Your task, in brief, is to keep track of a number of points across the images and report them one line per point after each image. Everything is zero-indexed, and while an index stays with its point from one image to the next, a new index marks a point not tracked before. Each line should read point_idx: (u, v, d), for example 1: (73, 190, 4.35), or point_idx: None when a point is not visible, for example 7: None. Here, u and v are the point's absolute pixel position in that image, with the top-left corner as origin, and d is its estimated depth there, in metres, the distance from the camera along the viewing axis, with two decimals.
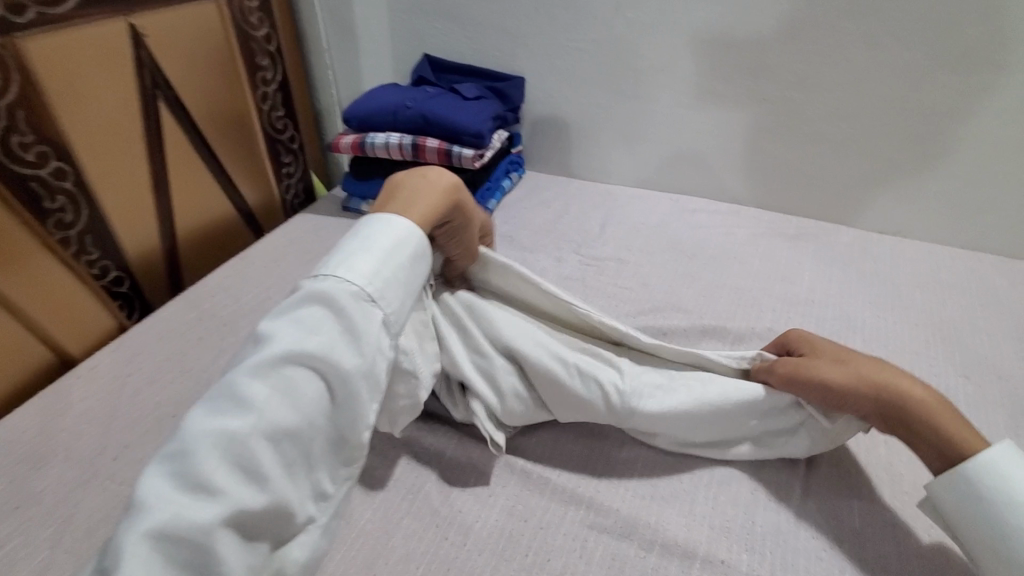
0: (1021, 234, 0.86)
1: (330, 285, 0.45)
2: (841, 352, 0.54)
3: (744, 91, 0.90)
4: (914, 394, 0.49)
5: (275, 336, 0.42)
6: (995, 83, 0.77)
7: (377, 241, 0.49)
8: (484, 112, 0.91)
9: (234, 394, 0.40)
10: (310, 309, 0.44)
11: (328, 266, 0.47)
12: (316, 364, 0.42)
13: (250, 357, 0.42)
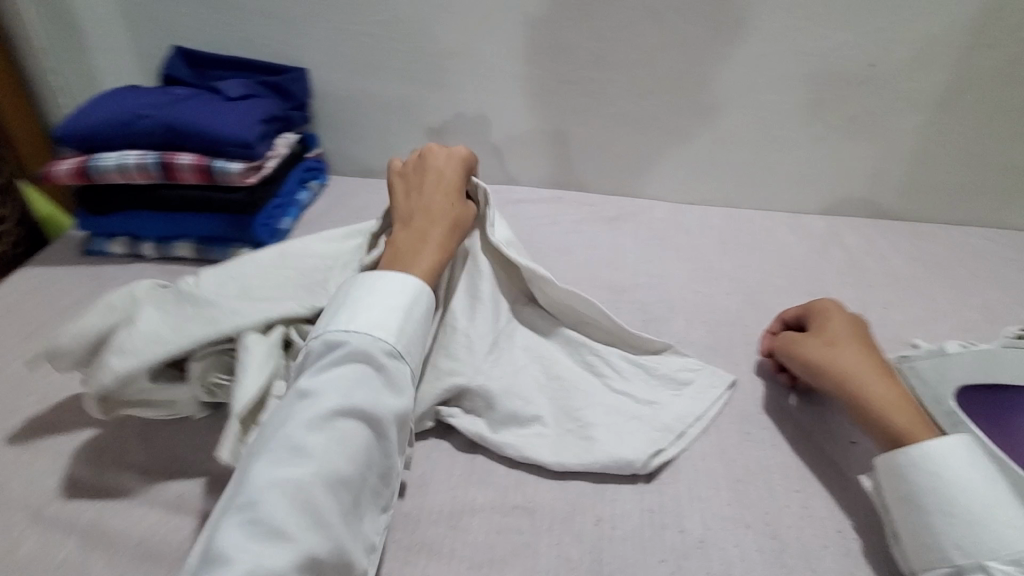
0: (808, 190, 0.92)
1: (368, 343, 0.46)
2: (848, 331, 0.57)
3: (545, 72, 0.86)
4: (867, 385, 0.51)
5: (322, 391, 0.43)
6: (767, 51, 0.80)
7: (394, 296, 0.50)
8: (251, 116, 0.75)
9: (291, 448, 0.40)
10: (350, 367, 0.45)
11: (358, 319, 0.47)
12: (366, 418, 0.43)
13: (298, 412, 0.42)
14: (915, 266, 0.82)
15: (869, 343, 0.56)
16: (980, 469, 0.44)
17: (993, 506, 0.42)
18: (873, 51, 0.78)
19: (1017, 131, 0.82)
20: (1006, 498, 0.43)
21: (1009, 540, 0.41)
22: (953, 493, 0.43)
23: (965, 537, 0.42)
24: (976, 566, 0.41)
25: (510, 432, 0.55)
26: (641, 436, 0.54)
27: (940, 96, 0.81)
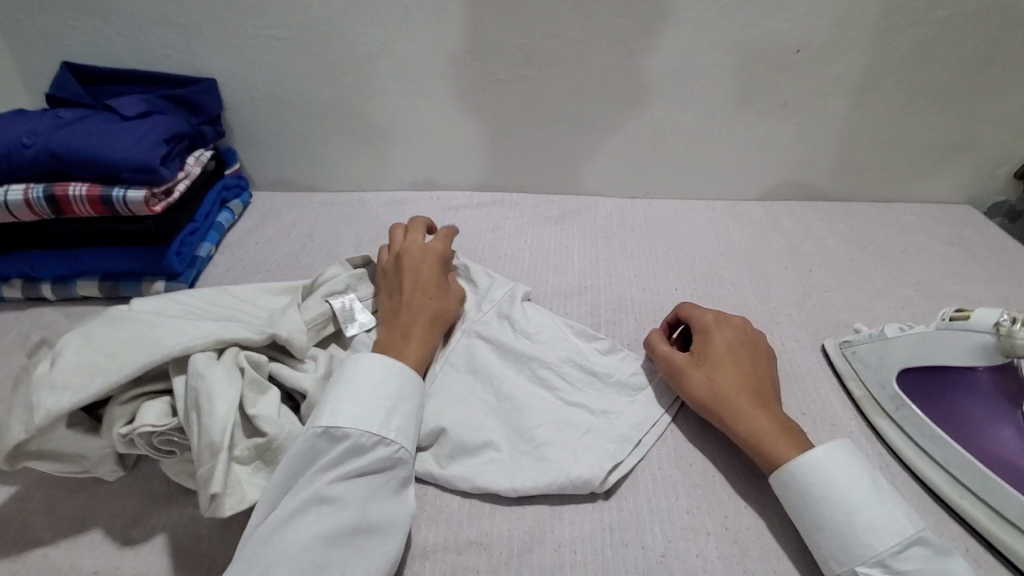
0: (746, 176, 0.93)
1: (391, 452, 0.47)
2: (729, 357, 0.55)
3: (473, 72, 0.82)
4: (752, 419, 0.50)
5: (347, 504, 0.43)
6: (695, 40, 0.79)
7: (410, 398, 0.51)
8: (150, 137, 0.68)
9: (315, 565, 0.40)
10: (371, 476, 0.46)
11: (382, 420, 0.48)
12: (382, 530, 0.44)
13: (322, 522, 0.42)
14: (849, 246, 0.84)
15: (748, 367, 0.55)
16: (837, 472, 0.45)
17: (852, 509, 0.43)
18: (798, 37, 0.78)
19: (935, 109, 0.85)
20: (866, 496, 0.44)
21: (869, 542, 0.42)
22: (820, 501, 0.44)
23: (837, 545, 0.43)
24: (851, 571, 0.42)
25: (462, 464, 0.52)
26: (599, 451, 0.52)
27: (863, 80, 0.82)
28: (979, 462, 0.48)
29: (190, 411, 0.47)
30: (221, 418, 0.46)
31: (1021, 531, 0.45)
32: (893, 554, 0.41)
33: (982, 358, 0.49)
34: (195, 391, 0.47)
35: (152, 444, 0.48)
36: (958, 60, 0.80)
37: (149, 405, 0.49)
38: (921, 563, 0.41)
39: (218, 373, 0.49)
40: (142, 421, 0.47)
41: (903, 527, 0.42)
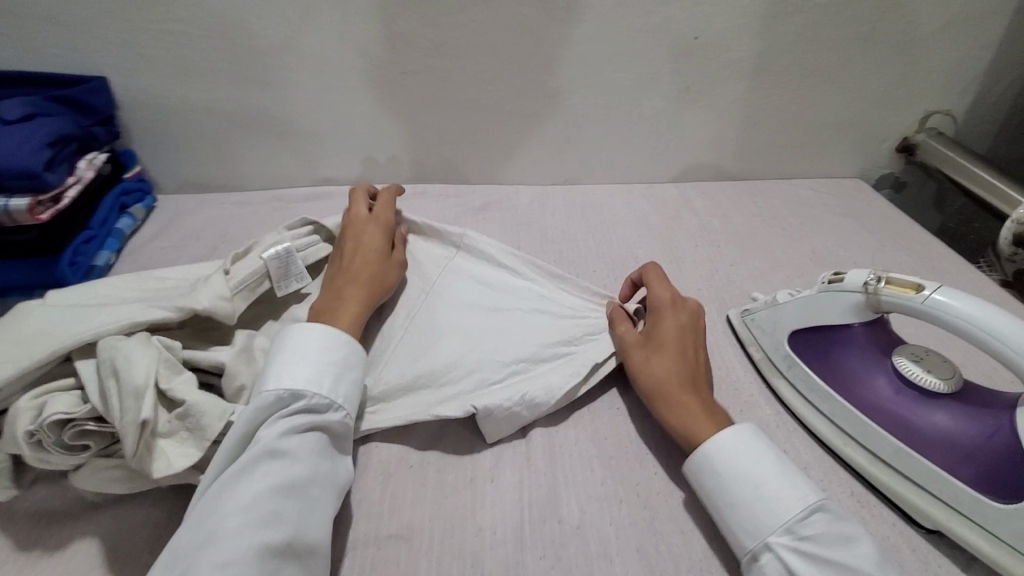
0: (658, 160, 0.97)
1: (339, 415, 0.47)
2: (677, 339, 0.56)
3: (384, 64, 0.81)
4: (686, 400, 0.52)
5: (300, 458, 0.43)
6: (600, 29, 0.81)
7: (353, 360, 0.51)
8: (34, 140, 0.64)
9: (270, 517, 0.39)
10: (321, 434, 0.46)
11: (332, 384, 0.48)
12: (328, 490, 0.44)
13: (277, 474, 0.41)
14: (754, 221, 0.89)
15: (693, 350, 0.56)
16: (744, 450, 0.47)
17: (758, 483, 0.45)
18: (696, 24, 0.82)
19: (824, 91, 0.91)
20: (772, 470, 0.45)
21: (774, 511, 0.43)
22: (730, 475, 0.46)
23: (733, 522, 0.45)
24: (764, 543, 0.43)
25: (411, 405, 0.56)
26: (540, 388, 0.57)
27: (758, 65, 0.87)
28: (858, 409, 0.52)
29: (107, 381, 0.45)
30: (144, 375, 0.44)
31: (895, 471, 0.49)
32: (798, 521, 0.43)
33: (856, 315, 0.53)
34: (113, 358, 0.46)
35: (64, 439, 0.44)
36: (839, 44, 0.87)
37: (56, 397, 0.45)
38: (826, 528, 0.42)
39: (133, 342, 0.47)
40: (49, 412, 0.44)
41: (806, 495, 0.44)
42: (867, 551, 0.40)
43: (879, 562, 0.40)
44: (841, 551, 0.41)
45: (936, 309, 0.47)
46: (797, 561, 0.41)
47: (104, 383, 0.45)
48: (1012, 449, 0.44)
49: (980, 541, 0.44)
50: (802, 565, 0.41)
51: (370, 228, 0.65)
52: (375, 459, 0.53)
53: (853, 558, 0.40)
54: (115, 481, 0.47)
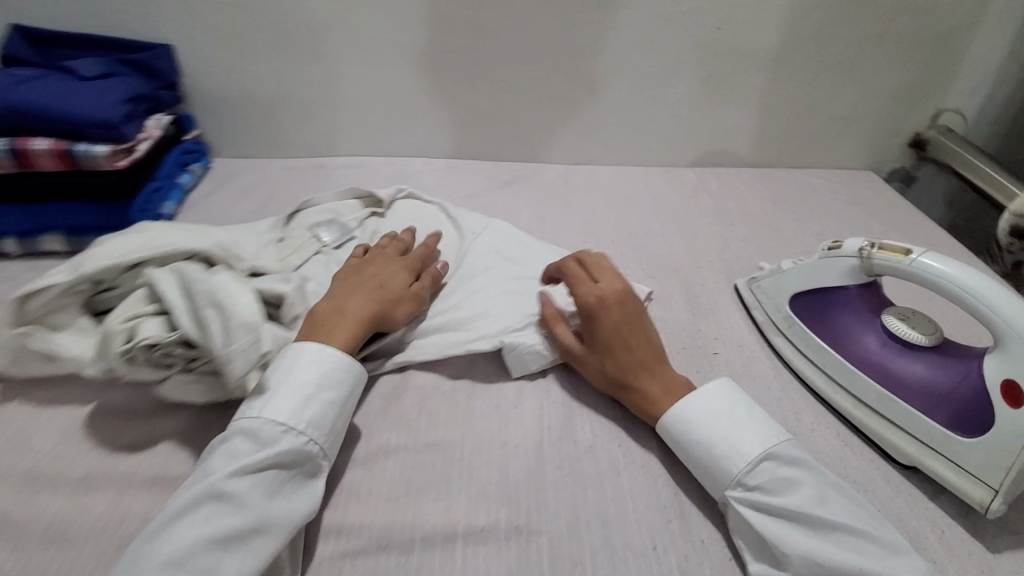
0: (677, 145, 1.02)
1: (299, 443, 0.46)
2: (619, 337, 0.57)
3: (426, 43, 0.88)
4: (644, 388, 0.55)
5: (242, 499, 0.42)
6: (629, 17, 0.87)
7: (316, 385, 0.49)
8: (114, 96, 0.72)
9: (201, 569, 0.38)
10: (273, 470, 0.44)
11: (293, 410, 0.47)
12: (279, 530, 0.42)
13: (214, 518, 0.40)
14: (765, 205, 0.94)
15: (636, 345, 0.57)
16: (701, 416, 0.52)
17: (712, 443, 0.50)
18: (719, 15, 0.87)
19: (839, 84, 0.96)
20: (724, 430, 0.50)
21: (727, 468, 0.49)
22: (694, 439, 0.51)
23: (700, 475, 0.50)
24: (724, 497, 0.48)
25: (451, 338, 0.63)
26: None
27: (776, 57, 0.92)
28: (848, 362, 0.58)
29: (206, 315, 0.51)
30: (248, 311, 0.52)
31: (879, 415, 0.55)
32: (746, 474, 0.48)
33: (851, 278, 0.59)
34: (215, 298, 0.52)
35: (151, 356, 0.50)
36: (855, 39, 0.91)
37: (147, 322, 0.51)
38: (771, 478, 0.47)
39: (225, 283, 0.54)
40: (142, 334, 0.49)
41: (754, 451, 0.48)
42: (807, 494, 0.45)
43: (816, 499, 0.45)
44: (785, 496, 0.46)
45: (921, 271, 0.52)
46: (750, 511, 0.46)
47: (196, 312, 0.51)
48: (977, 391, 0.50)
49: (946, 471, 0.50)
50: (754, 515, 0.46)
51: (390, 257, 0.66)
52: (413, 385, 0.60)
53: (794, 501, 0.45)
54: (196, 393, 0.53)
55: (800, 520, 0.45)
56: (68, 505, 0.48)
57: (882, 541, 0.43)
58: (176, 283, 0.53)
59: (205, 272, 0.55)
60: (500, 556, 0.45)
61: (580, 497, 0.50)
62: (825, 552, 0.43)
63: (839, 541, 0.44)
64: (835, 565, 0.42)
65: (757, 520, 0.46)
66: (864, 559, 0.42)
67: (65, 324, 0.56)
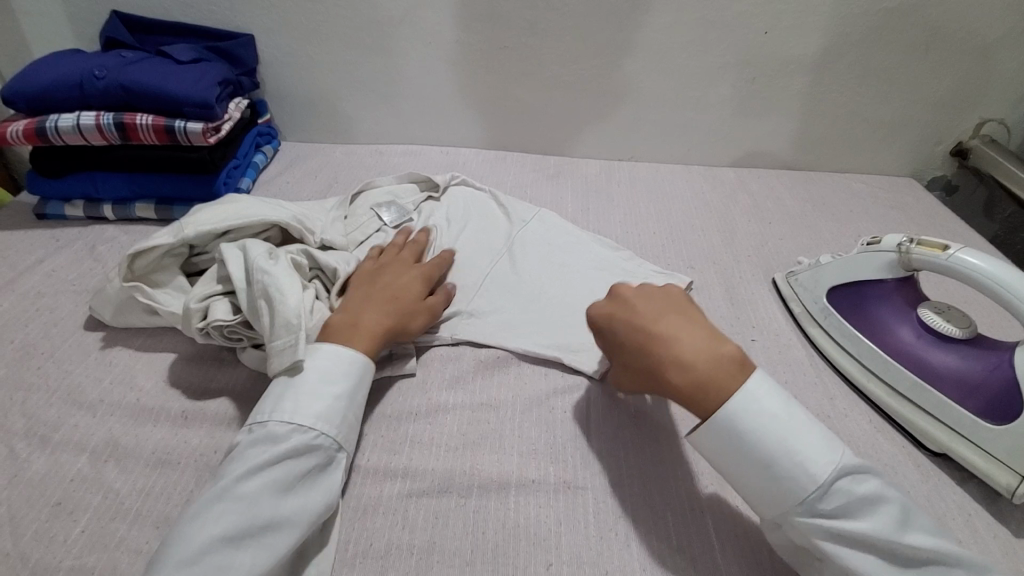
0: (719, 145, 1.05)
1: (308, 437, 0.47)
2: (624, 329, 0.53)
3: (484, 39, 0.93)
4: (666, 376, 0.48)
5: (253, 495, 0.43)
6: (678, 20, 0.90)
7: (324, 381, 0.50)
8: (207, 78, 0.79)
9: (218, 564, 0.39)
10: (284, 465, 0.45)
11: (295, 409, 0.48)
12: (294, 520, 0.43)
13: (227, 516, 0.41)
14: (804, 205, 0.97)
15: (647, 326, 0.51)
16: (759, 427, 0.44)
17: (776, 460, 0.43)
18: (766, 21, 0.90)
19: (883, 90, 0.98)
20: (787, 442, 0.43)
21: (794, 489, 0.42)
22: (748, 454, 0.44)
23: (761, 498, 0.44)
24: (790, 518, 0.43)
25: (505, 315, 0.68)
26: None
27: (822, 62, 0.95)
28: (885, 353, 0.60)
29: (261, 302, 0.54)
30: (292, 307, 0.54)
31: (912, 404, 0.58)
32: (819, 496, 0.42)
33: (890, 271, 0.62)
34: (267, 286, 0.54)
35: (223, 334, 0.57)
36: (902, 47, 0.93)
37: (218, 303, 0.56)
38: (850, 499, 0.41)
39: (280, 272, 0.56)
40: (213, 316, 0.55)
41: (824, 468, 0.42)
42: (887, 518, 0.41)
43: (899, 522, 0.41)
44: (864, 521, 0.41)
45: (959, 265, 0.55)
46: (830, 542, 0.41)
47: (253, 299, 0.55)
48: (1007, 380, 0.52)
49: (974, 457, 0.53)
50: (835, 546, 0.41)
51: (403, 265, 0.66)
52: (468, 352, 0.65)
53: (878, 528, 0.40)
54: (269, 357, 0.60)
55: (887, 549, 0.40)
56: (164, 436, 0.53)
57: (960, 561, 0.40)
58: (241, 265, 0.57)
59: (267, 254, 0.58)
60: (549, 506, 0.49)
61: (623, 460, 0.54)
62: None
63: (921, 567, 0.40)
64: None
65: (844, 554, 0.41)
66: None
67: (164, 282, 0.62)
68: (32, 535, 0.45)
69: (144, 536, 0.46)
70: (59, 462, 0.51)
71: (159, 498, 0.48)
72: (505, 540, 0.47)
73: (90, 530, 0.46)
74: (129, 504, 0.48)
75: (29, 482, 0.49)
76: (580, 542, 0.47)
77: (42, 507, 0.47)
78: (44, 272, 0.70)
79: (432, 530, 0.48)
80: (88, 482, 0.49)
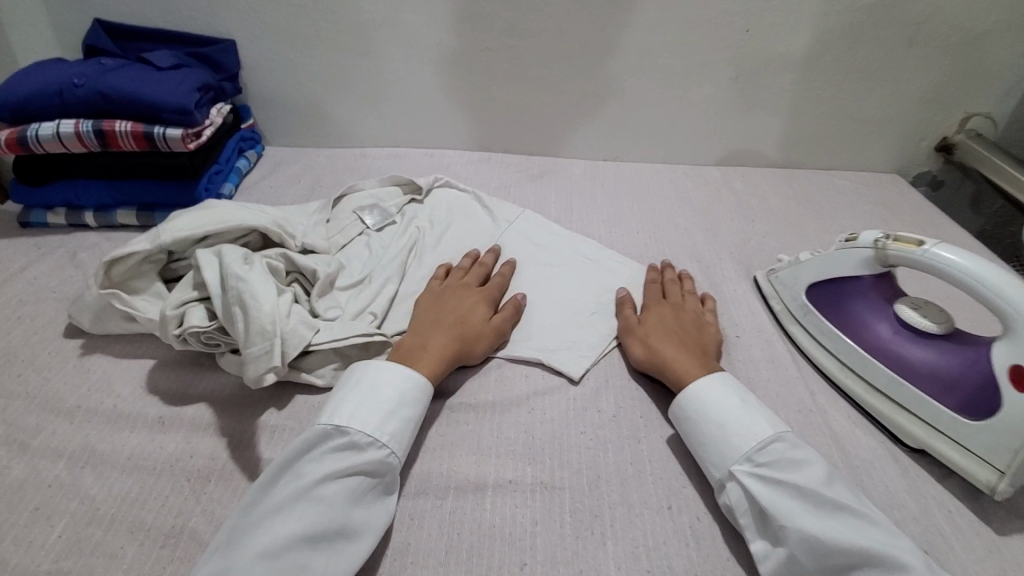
0: (703, 144, 1.06)
1: (383, 454, 0.47)
2: (655, 325, 0.63)
3: (467, 41, 0.93)
4: (667, 363, 0.58)
5: (332, 503, 0.43)
6: (660, 19, 0.90)
7: (400, 399, 0.51)
8: (186, 84, 0.79)
9: (292, 566, 0.40)
10: (359, 478, 0.46)
11: (376, 423, 0.48)
12: (361, 534, 0.44)
13: (307, 521, 0.42)
14: (789, 203, 0.97)
15: (681, 334, 0.61)
16: (724, 399, 0.52)
17: (726, 421, 0.50)
18: (747, 19, 0.91)
19: (866, 87, 0.98)
20: (741, 412, 0.51)
21: (736, 444, 0.49)
22: (712, 428, 0.51)
23: (709, 457, 0.50)
24: (730, 471, 0.48)
25: None
26: (591, 322, 0.68)
27: (804, 60, 0.95)
28: (863, 350, 0.60)
29: (236, 308, 0.54)
30: (267, 310, 0.54)
31: (887, 399, 0.58)
32: (756, 450, 0.48)
33: (867, 268, 0.62)
34: (243, 293, 0.54)
35: (200, 340, 0.56)
36: (883, 44, 0.94)
37: (193, 310, 0.56)
38: (779, 455, 0.47)
39: (256, 278, 0.56)
40: (189, 323, 0.55)
41: (765, 432, 0.49)
42: (814, 473, 0.46)
43: (824, 481, 0.45)
44: (790, 474, 0.46)
45: (934, 260, 0.55)
46: (754, 483, 0.47)
47: (228, 305, 0.55)
48: (985, 378, 0.52)
49: (948, 450, 0.53)
50: (759, 488, 0.46)
51: (467, 286, 0.67)
52: None
53: (801, 479, 0.45)
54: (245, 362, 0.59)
55: (806, 498, 0.44)
56: (142, 442, 0.53)
57: (883, 525, 0.43)
58: (216, 272, 0.57)
59: (242, 260, 0.58)
60: (526, 506, 0.50)
61: (601, 459, 0.54)
62: (830, 530, 0.42)
63: (841, 519, 0.43)
64: (836, 541, 0.41)
65: (761, 494, 0.46)
66: (865, 539, 0.42)
67: (142, 289, 0.62)
68: (6, 542, 0.45)
69: (119, 540, 0.46)
70: (36, 469, 0.51)
71: (135, 503, 0.48)
72: (481, 540, 0.47)
73: (66, 536, 0.46)
74: (105, 510, 0.48)
75: (5, 489, 0.49)
76: (555, 542, 0.47)
77: (19, 514, 0.47)
78: (25, 280, 0.70)
79: (408, 531, 0.48)
80: (65, 488, 0.49)
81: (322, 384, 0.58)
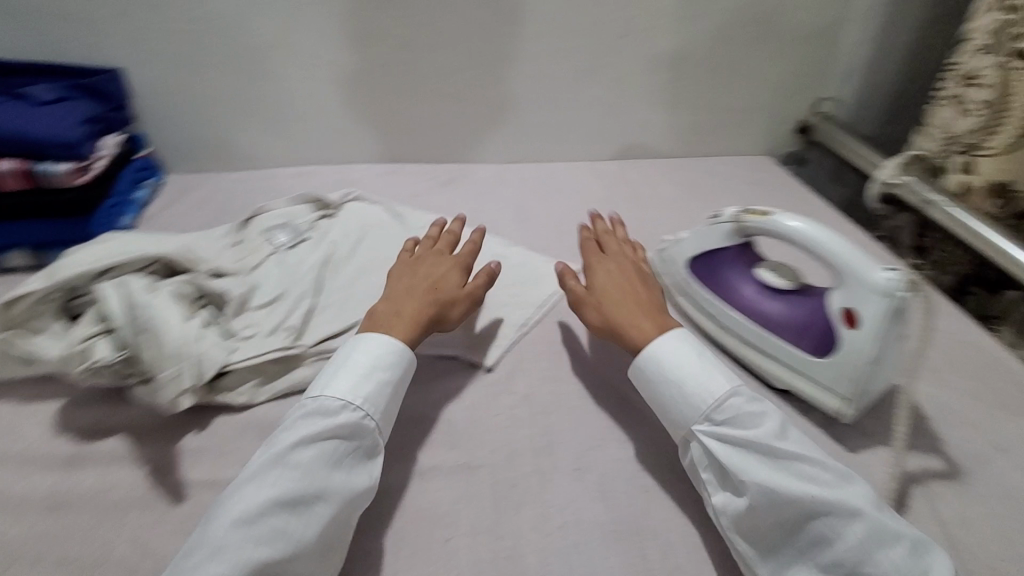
0: (598, 141, 1.14)
1: (356, 417, 0.50)
2: (609, 286, 0.65)
3: (362, 58, 0.96)
4: (621, 326, 0.61)
5: (306, 465, 0.46)
6: (542, 29, 0.98)
7: (371, 369, 0.53)
8: (71, 118, 0.79)
9: (269, 527, 0.43)
10: (334, 442, 0.49)
11: (350, 388, 0.52)
12: (340, 492, 0.47)
13: (282, 483, 0.45)
14: (677, 189, 1.07)
15: (633, 294, 0.64)
16: (676, 358, 0.56)
17: (682, 378, 0.54)
18: (621, 26, 1.00)
19: (732, 81, 1.10)
20: (700, 372, 0.54)
21: (695, 403, 0.53)
22: (666, 387, 0.55)
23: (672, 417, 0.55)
24: (692, 432, 0.53)
25: None
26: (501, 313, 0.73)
27: (675, 60, 1.05)
28: (734, 311, 0.69)
29: (142, 338, 0.55)
30: (174, 337, 0.56)
31: (756, 351, 0.67)
32: (713, 409, 0.52)
33: (730, 240, 0.71)
34: (148, 322, 0.56)
35: (109, 373, 0.57)
36: (739, 42, 1.06)
37: (99, 344, 0.56)
38: (737, 413, 0.51)
39: (160, 307, 0.57)
40: (95, 357, 0.55)
41: (719, 389, 0.53)
42: (769, 427, 0.50)
43: (778, 434, 0.50)
44: (747, 429, 0.50)
45: (776, 228, 0.64)
46: (713, 442, 0.51)
47: (135, 334, 0.55)
48: (825, 322, 0.62)
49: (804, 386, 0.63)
50: (718, 446, 0.51)
51: (439, 254, 0.69)
52: None
53: (756, 433, 0.49)
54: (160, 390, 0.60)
55: (764, 454, 0.49)
56: (58, 480, 0.53)
57: (839, 471, 0.48)
58: (120, 304, 0.57)
59: (144, 291, 0.59)
60: (448, 486, 0.54)
61: (515, 436, 0.59)
62: (785, 481, 0.47)
63: (797, 470, 0.48)
64: (791, 494, 0.46)
65: (720, 453, 0.50)
66: (818, 486, 0.46)
67: (43, 329, 0.61)
68: None
69: None
70: None
71: (57, 539, 0.49)
72: (408, 523, 0.51)
73: None
74: (25, 550, 0.48)
75: None
76: (476, 514, 0.52)
77: None
78: None
79: None
80: None
81: (241, 402, 0.60)
